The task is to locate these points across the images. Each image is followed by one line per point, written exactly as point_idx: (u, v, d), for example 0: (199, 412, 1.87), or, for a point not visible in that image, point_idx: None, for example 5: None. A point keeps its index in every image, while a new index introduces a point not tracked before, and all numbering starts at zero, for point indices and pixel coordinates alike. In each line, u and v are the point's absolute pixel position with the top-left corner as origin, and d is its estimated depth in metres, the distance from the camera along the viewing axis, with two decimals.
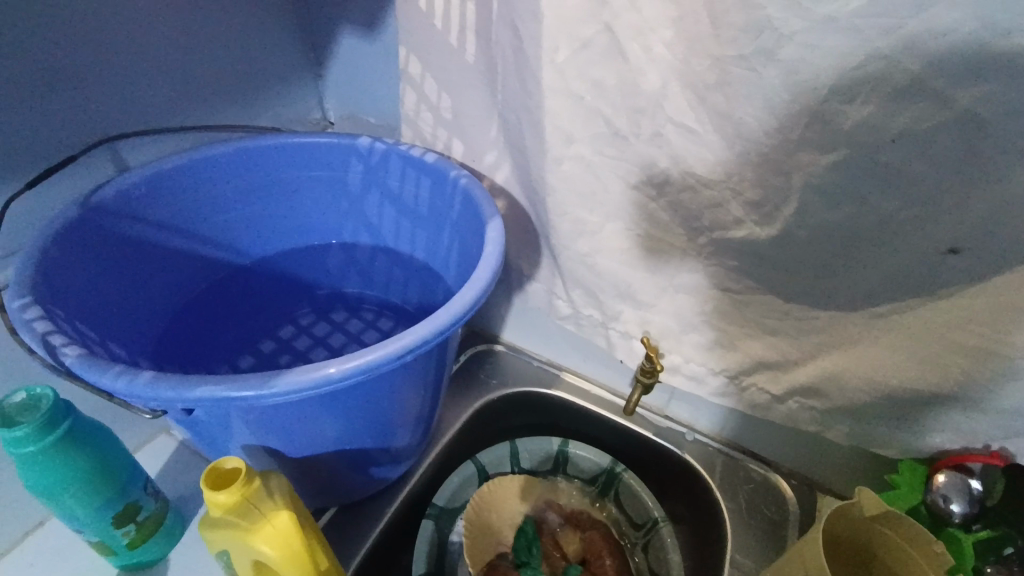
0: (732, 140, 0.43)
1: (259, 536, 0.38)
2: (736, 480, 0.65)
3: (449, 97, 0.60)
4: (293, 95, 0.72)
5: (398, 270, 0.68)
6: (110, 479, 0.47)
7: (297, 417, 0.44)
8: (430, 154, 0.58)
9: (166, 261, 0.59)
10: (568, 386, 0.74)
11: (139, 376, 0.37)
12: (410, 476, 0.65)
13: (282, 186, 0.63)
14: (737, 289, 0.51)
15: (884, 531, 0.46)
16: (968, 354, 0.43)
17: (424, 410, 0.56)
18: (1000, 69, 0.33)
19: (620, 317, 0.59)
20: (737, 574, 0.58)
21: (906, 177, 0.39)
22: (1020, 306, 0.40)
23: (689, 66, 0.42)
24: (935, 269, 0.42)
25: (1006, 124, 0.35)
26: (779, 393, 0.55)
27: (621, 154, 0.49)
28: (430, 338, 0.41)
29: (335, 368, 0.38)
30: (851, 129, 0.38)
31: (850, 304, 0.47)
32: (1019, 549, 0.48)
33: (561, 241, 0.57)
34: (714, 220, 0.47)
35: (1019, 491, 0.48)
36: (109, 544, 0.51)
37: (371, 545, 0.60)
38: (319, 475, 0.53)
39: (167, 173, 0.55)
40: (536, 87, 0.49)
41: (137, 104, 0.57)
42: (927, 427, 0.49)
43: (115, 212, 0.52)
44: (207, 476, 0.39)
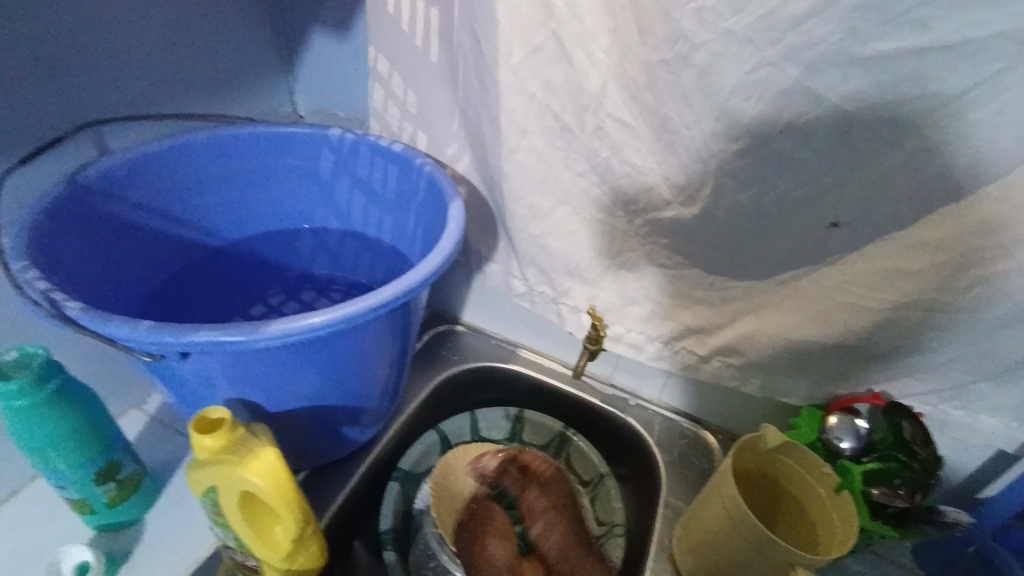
0: (659, 133, 0.51)
1: (248, 469, 0.42)
2: (672, 438, 0.73)
3: (414, 93, 0.66)
4: (265, 89, 0.76)
5: (366, 253, 0.73)
6: (93, 438, 0.52)
7: (277, 372, 0.49)
8: (397, 144, 0.64)
9: (146, 240, 0.63)
10: (525, 361, 0.81)
11: (140, 324, 0.41)
12: (377, 443, 0.70)
13: (256, 172, 0.68)
14: (668, 264, 0.59)
15: (784, 460, 0.56)
16: (850, 311, 0.52)
17: (392, 376, 0.61)
18: (862, 74, 0.42)
19: (569, 293, 0.66)
20: (672, 515, 0.66)
21: (795, 162, 0.47)
22: (888, 268, 0.49)
23: (623, 69, 0.50)
24: (823, 241, 0.51)
25: (868, 117, 0.43)
26: (705, 355, 0.63)
27: (568, 145, 0.56)
28: (400, 297, 0.47)
29: (319, 318, 0.44)
30: (750, 123, 0.46)
31: (760, 273, 0.55)
32: (905, 479, 0.56)
33: (516, 224, 0.63)
34: (648, 203, 0.55)
35: (897, 425, 0.56)
36: (90, 503, 0.55)
37: (341, 504, 0.65)
38: (294, 434, 0.57)
39: (148, 156, 0.59)
40: (492, 85, 0.56)
41: (116, 91, 0.61)
42: (823, 376, 0.58)
43: (100, 191, 0.56)
44: (194, 424, 0.44)
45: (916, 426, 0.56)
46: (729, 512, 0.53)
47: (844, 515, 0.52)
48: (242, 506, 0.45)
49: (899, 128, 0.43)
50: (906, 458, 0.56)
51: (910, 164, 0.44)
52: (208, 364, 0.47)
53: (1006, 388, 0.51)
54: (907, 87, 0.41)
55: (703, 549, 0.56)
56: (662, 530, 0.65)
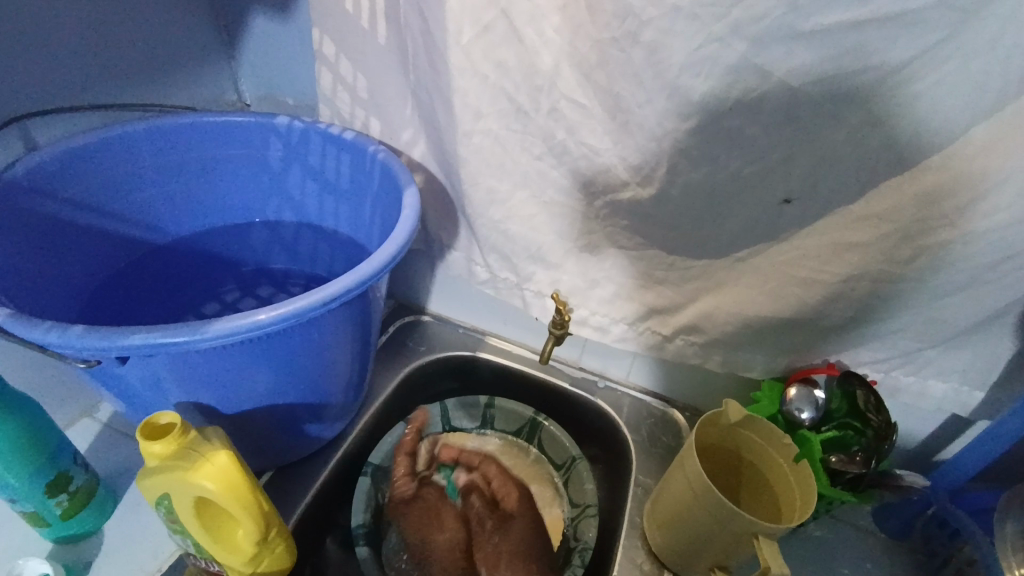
0: (613, 112, 0.50)
1: (199, 473, 0.41)
2: (641, 417, 0.74)
3: (365, 78, 0.64)
4: (208, 77, 0.73)
5: (324, 244, 0.71)
6: (39, 447, 0.49)
7: (228, 371, 0.47)
8: (348, 131, 0.62)
9: (84, 239, 0.60)
10: (492, 348, 0.81)
11: (72, 329, 0.39)
12: (345, 438, 0.69)
13: (201, 165, 0.65)
14: (629, 245, 0.59)
15: (745, 433, 0.57)
16: (801, 284, 0.53)
17: (355, 368, 0.60)
18: (806, 48, 0.42)
19: (533, 279, 0.66)
20: (641, 492, 0.67)
21: (745, 138, 0.47)
22: (838, 241, 0.50)
23: (574, 48, 0.49)
24: (777, 217, 0.51)
25: (813, 91, 0.43)
26: (669, 334, 0.63)
27: (523, 127, 0.55)
28: (353, 288, 0.46)
29: (266, 315, 0.42)
30: (700, 100, 0.46)
31: (718, 251, 0.56)
32: (861, 445, 0.57)
33: (476, 210, 0.62)
34: (606, 184, 0.55)
35: (851, 394, 0.57)
36: (41, 515, 0.52)
37: (310, 502, 0.63)
38: (253, 434, 0.56)
39: (82, 150, 0.56)
40: (443, 67, 0.55)
41: (43, 83, 0.57)
42: (782, 350, 0.59)
43: (32, 191, 0.53)
44: (142, 430, 0.42)
45: (868, 393, 0.57)
46: (693, 487, 0.53)
47: (803, 484, 0.52)
48: (197, 512, 0.44)
49: (843, 101, 0.43)
50: (860, 426, 0.57)
51: (856, 137, 0.45)
52: (153, 367, 0.45)
53: (953, 352, 0.53)
54: (849, 61, 0.41)
55: (672, 525, 0.57)
56: (632, 508, 0.66)
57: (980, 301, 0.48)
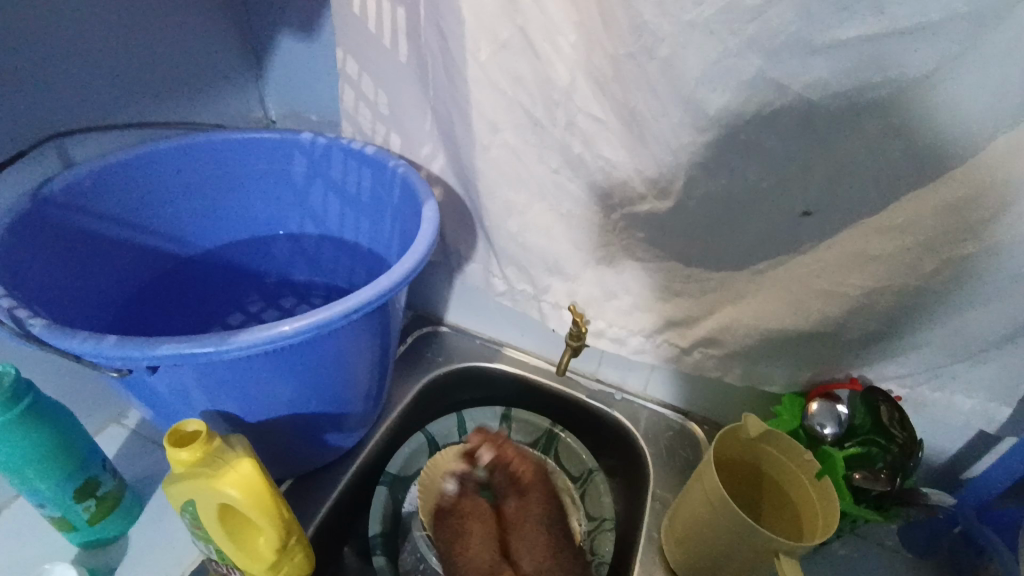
0: (630, 126, 0.51)
1: (224, 481, 0.42)
2: (659, 430, 0.73)
3: (385, 93, 0.65)
4: (234, 94, 0.75)
5: (344, 256, 0.72)
6: (70, 454, 0.51)
7: (252, 380, 0.48)
8: (370, 146, 0.63)
9: (116, 251, 0.62)
10: (509, 359, 0.81)
11: (105, 339, 0.41)
12: (363, 447, 0.69)
13: (227, 179, 0.67)
14: (646, 257, 0.59)
15: (765, 448, 0.56)
16: (821, 296, 0.52)
17: (374, 379, 0.61)
18: (823, 61, 0.42)
19: (550, 290, 0.66)
20: (659, 506, 0.66)
21: (763, 151, 0.47)
22: (859, 254, 0.49)
23: (590, 63, 0.50)
24: (796, 229, 0.51)
25: (831, 104, 0.43)
26: (687, 346, 0.63)
27: (541, 141, 0.56)
28: (373, 300, 0.47)
29: (289, 326, 0.43)
30: (717, 113, 0.46)
31: (737, 263, 0.55)
32: (886, 462, 0.56)
33: (494, 222, 0.63)
34: (623, 196, 0.55)
35: (876, 409, 0.56)
36: (71, 520, 0.54)
37: (328, 510, 0.64)
38: (275, 443, 0.57)
39: (115, 166, 0.58)
40: (462, 83, 0.56)
41: (80, 103, 0.60)
42: (802, 363, 0.58)
43: (67, 206, 0.55)
44: (169, 438, 0.43)
45: (893, 409, 0.56)
46: (711, 502, 0.53)
47: (825, 502, 0.51)
48: (220, 519, 0.45)
49: (862, 113, 0.43)
50: (885, 442, 0.56)
51: (875, 149, 0.44)
52: (180, 376, 0.46)
53: (980, 367, 0.52)
54: (867, 73, 0.41)
55: (689, 539, 0.57)
56: (650, 522, 0.65)
57: (1008, 315, 0.47)
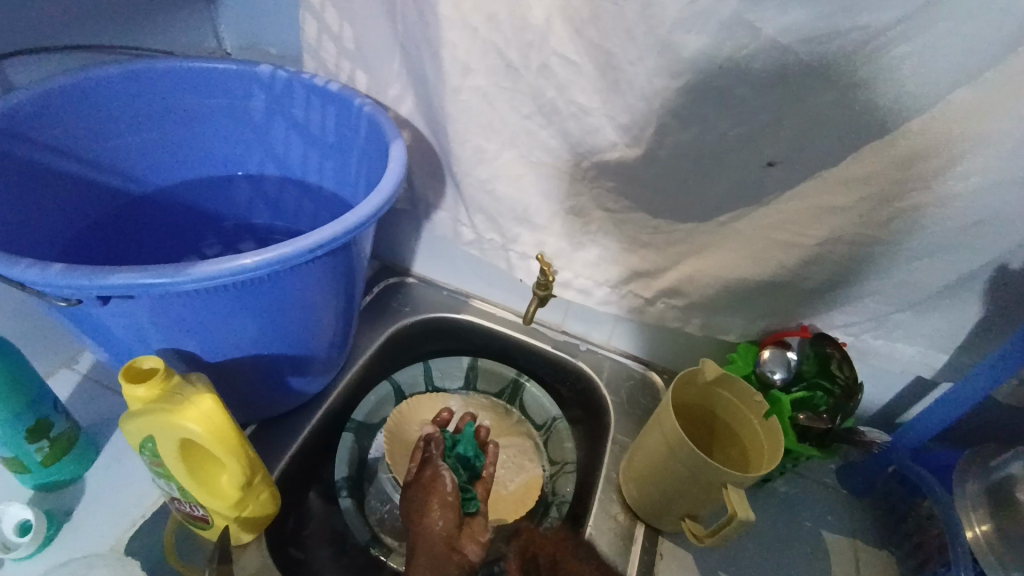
0: (603, 69, 0.50)
1: (184, 416, 0.41)
2: (621, 379, 0.76)
3: (351, 29, 0.63)
4: (186, 23, 0.70)
5: (307, 200, 0.70)
6: (19, 393, 0.49)
7: (212, 317, 0.47)
8: (334, 83, 0.61)
9: (62, 185, 0.58)
10: (476, 310, 0.81)
11: (52, 267, 0.38)
12: (328, 394, 0.69)
13: (181, 113, 0.63)
14: (615, 208, 0.60)
15: (721, 392, 0.59)
16: (782, 247, 0.54)
17: (340, 322, 0.60)
18: (797, 5, 0.42)
19: (518, 240, 0.66)
20: (619, 450, 0.69)
21: (731, 99, 0.47)
22: (819, 206, 0.51)
23: (565, 2, 0.48)
24: (760, 180, 0.52)
25: (802, 52, 0.44)
26: (651, 297, 0.64)
27: (512, 84, 0.54)
28: (339, 237, 0.46)
29: (251, 259, 0.42)
30: (691, 58, 0.46)
31: (701, 215, 0.56)
32: (828, 404, 0.59)
33: (463, 169, 0.62)
34: (594, 144, 0.55)
35: (824, 354, 0.59)
36: (22, 461, 0.52)
37: (294, 453, 0.64)
38: (236, 384, 0.56)
39: (58, 91, 0.54)
40: (432, 18, 0.54)
41: (14, 20, 0.55)
42: (759, 312, 0.61)
43: (5, 131, 0.51)
44: (124, 374, 0.42)
45: (840, 354, 0.59)
46: (669, 441, 0.55)
47: (773, 438, 0.54)
48: (181, 457, 0.44)
49: (830, 62, 0.44)
50: (829, 385, 0.59)
51: (841, 100, 0.45)
52: (134, 311, 0.44)
53: (920, 316, 0.55)
54: (839, 21, 0.41)
55: (648, 479, 0.59)
56: (610, 465, 0.68)
57: (949, 266, 0.50)
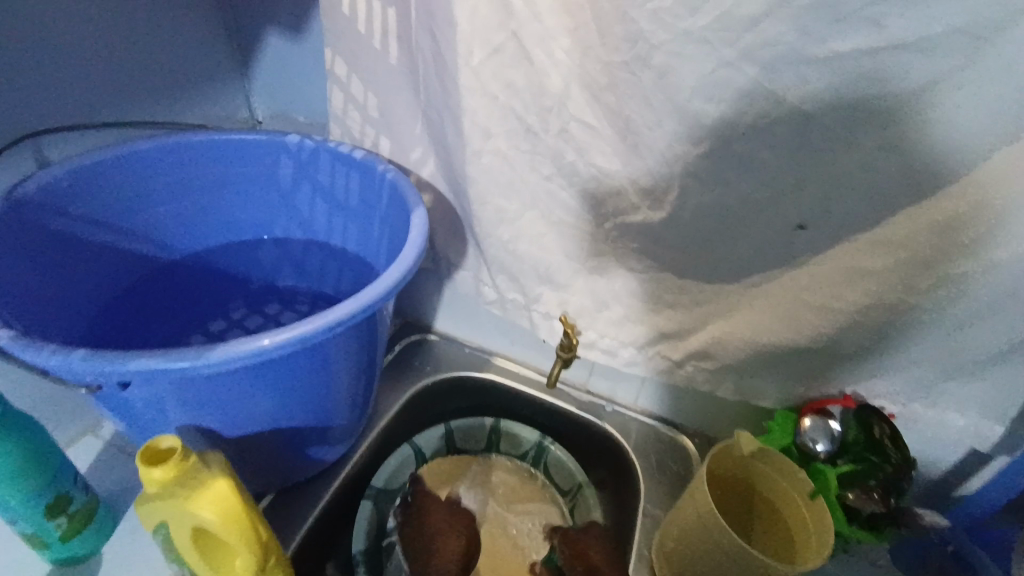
0: (623, 134, 0.49)
1: (197, 503, 0.40)
2: (650, 443, 0.72)
3: (375, 96, 0.64)
4: (220, 94, 0.73)
5: (331, 262, 0.71)
6: (45, 467, 0.50)
7: (231, 394, 0.46)
8: (358, 150, 0.62)
9: (96, 255, 0.60)
10: (499, 368, 0.79)
11: (74, 352, 0.38)
12: (347, 461, 0.67)
13: (211, 182, 0.65)
14: (640, 268, 0.58)
15: (760, 466, 0.55)
16: (816, 311, 0.52)
17: (360, 390, 0.59)
18: (819, 73, 0.41)
19: (541, 299, 0.65)
20: (650, 522, 0.65)
21: (756, 163, 0.46)
22: (854, 269, 0.48)
23: (583, 70, 0.49)
24: (790, 243, 0.50)
25: (828, 117, 0.42)
26: (679, 359, 0.62)
27: (532, 148, 0.54)
28: (359, 312, 0.45)
29: (268, 340, 0.41)
30: (712, 124, 0.45)
31: (730, 275, 0.55)
32: (879, 479, 0.55)
33: (484, 230, 0.62)
34: (616, 206, 0.54)
35: (869, 426, 0.55)
36: (42, 536, 0.52)
37: (311, 526, 0.62)
38: (255, 456, 0.54)
39: (93, 167, 0.56)
40: (453, 87, 0.55)
41: (58, 101, 0.58)
42: (795, 377, 0.58)
43: (40, 206, 0.53)
44: (142, 455, 0.41)
45: (888, 427, 0.55)
46: (702, 517, 0.53)
47: (819, 521, 0.51)
48: (195, 540, 0.43)
49: (857, 126, 0.42)
50: (879, 459, 0.55)
51: (872, 164, 0.44)
52: (155, 389, 0.44)
53: (972, 384, 0.51)
54: (863, 86, 0.40)
55: (682, 558, 0.56)
56: (640, 539, 0.64)
57: (1001, 334, 0.46)
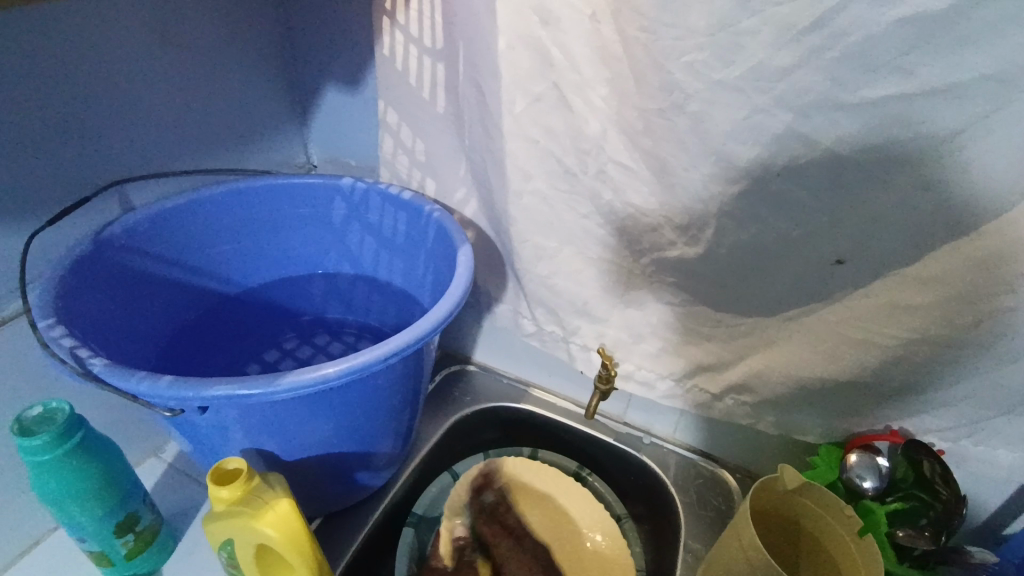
0: (659, 175, 0.52)
1: (262, 521, 0.43)
2: (689, 477, 0.72)
3: (422, 142, 0.69)
4: (280, 142, 0.79)
5: (378, 296, 0.75)
6: (112, 490, 0.53)
7: (291, 421, 0.50)
8: (406, 192, 0.66)
9: (166, 291, 0.65)
10: (536, 400, 0.81)
11: (160, 379, 0.43)
12: (390, 488, 0.69)
13: (272, 222, 0.70)
14: (675, 301, 0.60)
15: (804, 502, 0.55)
16: (856, 345, 0.52)
17: (406, 419, 0.61)
18: (851, 117, 0.43)
19: (578, 332, 0.67)
20: (692, 559, 0.65)
21: (791, 202, 0.48)
22: (895, 303, 0.49)
23: (621, 116, 0.52)
24: (827, 278, 0.51)
25: (863, 159, 0.44)
26: (717, 392, 0.62)
27: (571, 188, 0.57)
28: (410, 344, 0.48)
29: (331, 369, 0.45)
30: (746, 166, 0.47)
31: (767, 309, 0.55)
32: (930, 519, 0.55)
33: (524, 265, 0.64)
34: (652, 242, 0.56)
35: (917, 464, 0.55)
36: (108, 555, 0.56)
37: (356, 552, 0.64)
38: (309, 481, 0.57)
39: (171, 210, 0.62)
40: (497, 133, 0.58)
41: (145, 152, 0.64)
42: (838, 411, 0.58)
43: (123, 246, 0.58)
44: (211, 475, 0.44)
45: (939, 464, 0.54)
46: (747, 554, 0.52)
47: (868, 559, 0.50)
48: (257, 558, 0.46)
49: (894, 168, 0.44)
50: (929, 498, 0.55)
51: (909, 202, 0.45)
52: (225, 416, 0.48)
53: None
54: (898, 129, 0.42)
55: None
56: (680, 574, 0.64)
57: None
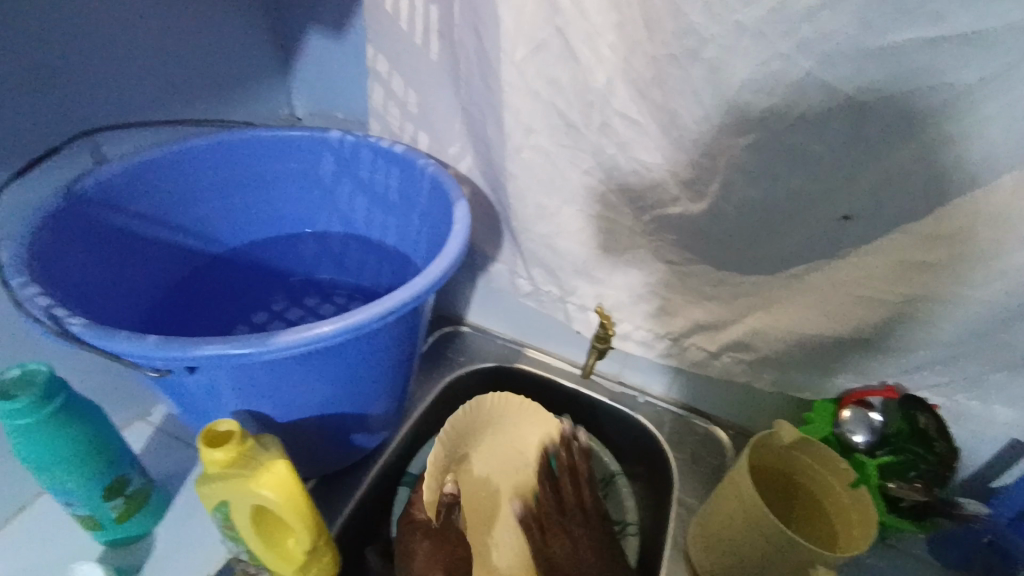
0: (667, 128, 0.50)
1: (258, 483, 0.42)
2: (683, 435, 0.73)
3: (415, 93, 0.65)
4: (263, 93, 0.75)
5: (369, 256, 0.72)
6: (100, 454, 0.52)
7: (285, 382, 0.48)
8: (399, 145, 0.63)
9: (145, 248, 0.62)
10: (532, 360, 0.80)
11: (147, 338, 0.41)
12: (386, 448, 0.68)
13: (257, 178, 0.67)
14: (677, 261, 0.58)
15: (800, 458, 0.56)
16: (859, 303, 0.52)
17: (402, 380, 0.60)
18: (874, 64, 0.41)
19: (577, 292, 0.66)
20: (685, 513, 0.66)
21: (805, 156, 0.46)
22: (902, 261, 0.48)
23: (629, 65, 0.49)
24: (835, 235, 0.50)
25: (882, 110, 0.43)
26: (716, 351, 0.62)
27: (574, 143, 0.55)
28: (410, 303, 0.47)
29: (328, 328, 0.43)
30: (761, 117, 0.45)
31: (771, 267, 0.54)
32: (920, 471, 0.56)
33: (522, 224, 0.62)
34: (655, 199, 0.54)
35: (911, 418, 0.55)
36: (99, 517, 0.55)
37: (353, 511, 0.63)
38: (304, 442, 0.56)
39: (148, 162, 0.58)
40: (496, 83, 0.55)
41: (117, 100, 0.60)
42: (836, 369, 0.58)
43: (98, 200, 0.55)
44: (202, 437, 0.43)
45: (932, 418, 0.55)
46: (745, 508, 0.53)
47: (862, 511, 0.51)
48: (253, 520, 0.45)
49: (913, 120, 0.42)
50: (922, 451, 0.56)
51: (924, 156, 0.44)
52: (216, 377, 0.46)
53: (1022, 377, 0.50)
54: (920, 79, 0.41)
55: (717, 546, 0.56)
56: (676, 529, 0.65)
57: None
